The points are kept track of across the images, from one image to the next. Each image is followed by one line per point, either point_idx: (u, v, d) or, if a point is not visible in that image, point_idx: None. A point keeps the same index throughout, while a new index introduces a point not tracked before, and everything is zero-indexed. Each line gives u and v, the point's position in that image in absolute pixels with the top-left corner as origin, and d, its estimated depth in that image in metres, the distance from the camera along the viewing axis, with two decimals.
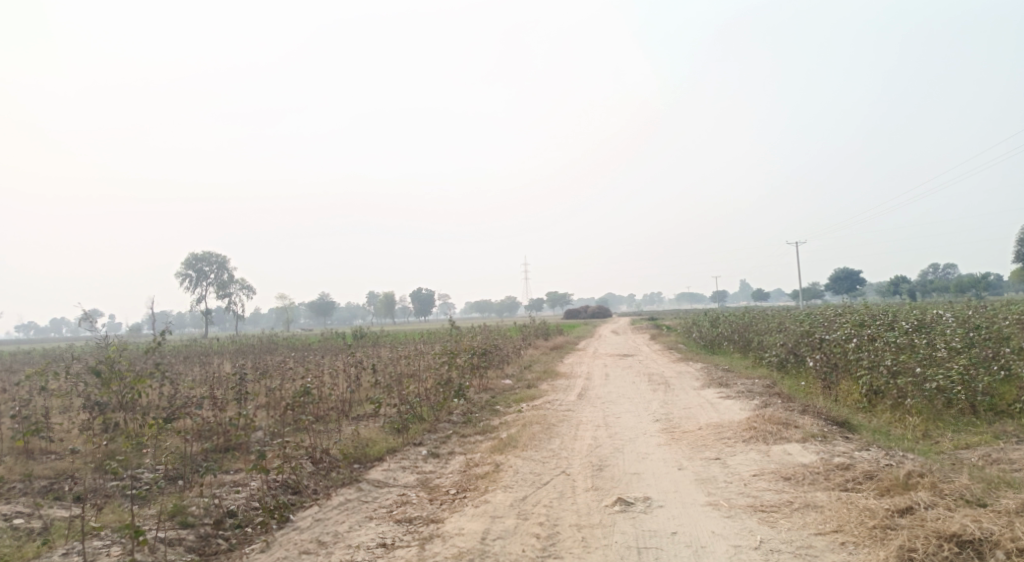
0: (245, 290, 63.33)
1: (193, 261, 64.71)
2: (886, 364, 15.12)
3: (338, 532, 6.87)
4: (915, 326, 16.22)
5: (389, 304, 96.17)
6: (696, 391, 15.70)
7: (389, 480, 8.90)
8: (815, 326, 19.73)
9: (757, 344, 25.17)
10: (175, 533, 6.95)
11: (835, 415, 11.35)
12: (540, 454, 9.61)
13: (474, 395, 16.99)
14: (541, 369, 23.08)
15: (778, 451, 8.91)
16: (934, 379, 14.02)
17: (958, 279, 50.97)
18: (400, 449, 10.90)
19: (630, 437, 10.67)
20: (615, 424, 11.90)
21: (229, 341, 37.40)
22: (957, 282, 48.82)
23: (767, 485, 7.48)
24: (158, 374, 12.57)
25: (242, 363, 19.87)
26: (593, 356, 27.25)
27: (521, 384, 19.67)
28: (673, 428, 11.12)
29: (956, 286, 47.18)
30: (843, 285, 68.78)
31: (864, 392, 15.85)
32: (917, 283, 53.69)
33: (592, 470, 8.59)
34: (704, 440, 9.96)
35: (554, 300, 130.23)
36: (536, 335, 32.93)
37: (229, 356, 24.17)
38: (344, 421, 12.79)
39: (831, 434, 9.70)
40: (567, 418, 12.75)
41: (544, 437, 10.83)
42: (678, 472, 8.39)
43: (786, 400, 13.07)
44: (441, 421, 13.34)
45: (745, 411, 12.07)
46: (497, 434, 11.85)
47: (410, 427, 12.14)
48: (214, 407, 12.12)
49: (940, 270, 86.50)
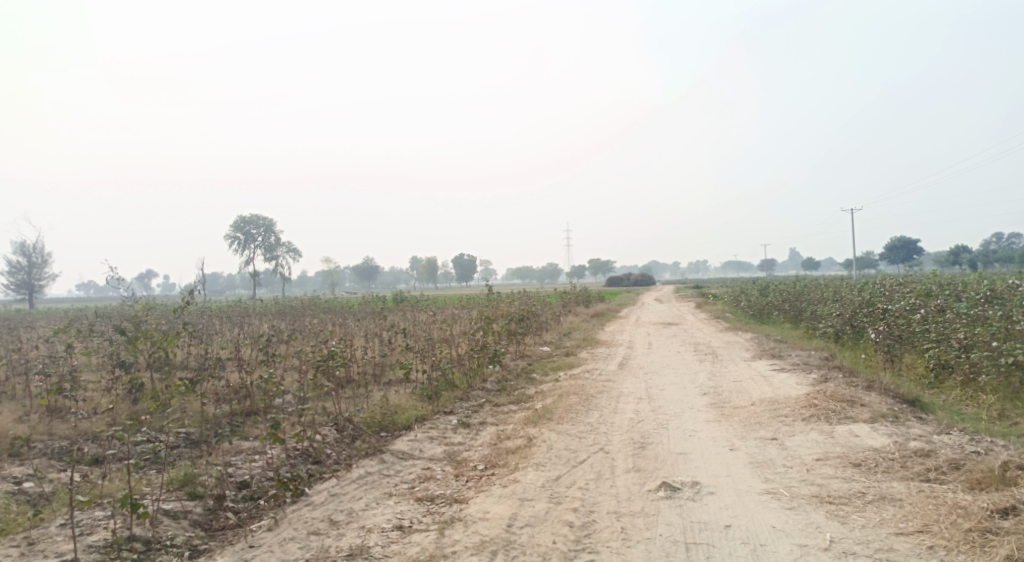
0: (291, 254, 63.91)
1: (241, 224, 65.28)
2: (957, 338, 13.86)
3: (353, 510, 6.26)
4: (987, 298, 14.87)
5: (432, 269, 96.28)
6: (746, 363, 14.74)
7: (416, 452, 8.28)
8: (876, 296, 18.42)
9: (810, 315, 23.89)
10: (180, 505, 6.44)
11: (904, 392, 10.33)
12: (577, 429, 8.88)
13: (510, 362, 16.34)
14: (581, 336, 22.29)
15: (843, 433, 8.01)
16: (1012, 354, 12.74)
17: (1023, 250, 48.25)
18: (430, 418, 10.27)
19: (676, 412, 9.85)
20: (659, 397, 11.08)
21: (270, 303, 37.51)
22: (1021, 253, 46.11)
23: (833, 472, 6.61)
24: (185, 333, 12.16)
25: (278, 325, 19.53)
26: (636, 324, 26.35)
27: (560, 352, 18.96)
28: (723, 403, 10.26)
29: (1020, 256, 44.58)
30: (898, 255, 65.96)
31: (931, 367, 14.63)
32: (977, 253, 51.02)
33: (633, 448, 7.83)
34: (758, 417, 9.09)
35: (597, 267, 128.91)
36: (577, 301, 32.09)
37: (267, 318, 24.00)
38: (374, 387, 12.25)
39: (903, 415, 8.73)
40: (607, 388, 11.98)
41: (582, 410, 10.09)
42: (730, 453, 7.57)
43: (847, 375, 12.03)
44: (475, 388, 12.72)
45: (802, 385, 11.13)
46: (532, 404, 11.16)
47: (442, 395, 11.52)
48: (240, 368, 11.66)
49: (1002, 242, 82.51)
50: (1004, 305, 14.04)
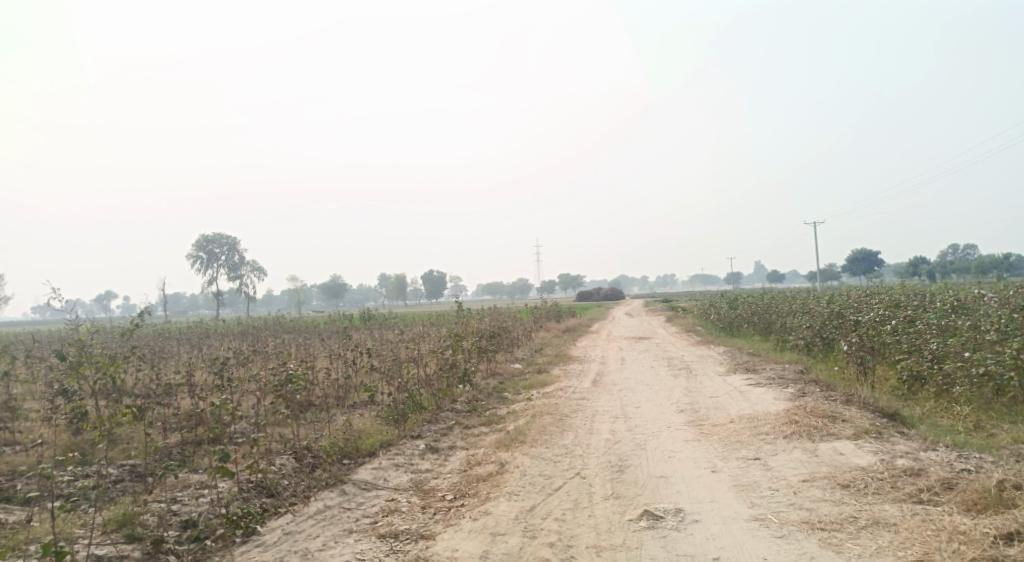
0: (257, 273, 62.73)
1: (204, 243, 63.84)
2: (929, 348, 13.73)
3: (308, 551, 5.75)
4: (956, 308, 14.83)
5: (401, 286, 95.30)
6: (721, 378, 14.45)
7: (379, 481, 7.76)
8: (845, 308, 18.31)
9: (780, 327, 23.79)
10: (117, 549, 5.86)
11: (883, 406, 10.10)
12: (551, 452, 8.43)
13: (481, 380, 15.86)
14: (553, 352, 21.88)
15: (827, 451, 7.71)
16: (983, 364, 12.63)
17: (980, 260, 49.24)
18: (395, 443, 9.74)
19: (653, 431, 9.47)
20: (635, 415, 10.70)
21: (234, 323, 36.58)
22: (977, 264, 46.98)
23: (821, 495, 6.27)
24: (133, 358, 11.47)
25: (238, 345, 18.76)
26: (608, 339, 26.03)
27: (532, 369, 18.53)
28: (701, 421, 9.92)
29: (976, 266, 45.48)
30: (860, 267, 66.96)
31: (904, 378, 14.49)
32: (936, 264, 51.96)
33: (611, 473, 7.42)
34: (738, 435, 8.76)
35: (567, 282, 129.05)
36: (547, 317, 31.74)
37: (228, 339, 23.14)
38: (337, 410, 11.68)
39: (886, 431, 8.45)
40: (582, 407, 11.57)
41: (556, 431, 9.65)
42: (713, 475, 7.19)
43: (824, 389, 11.79)
44: (444, 409, 12.22)
45: (780, 401, 10.84)
46: (504, 425, 10.71)
47: (409, 418, 11.00)
48: (192, 394, 11.01)
49: (959, 253, 84.36)
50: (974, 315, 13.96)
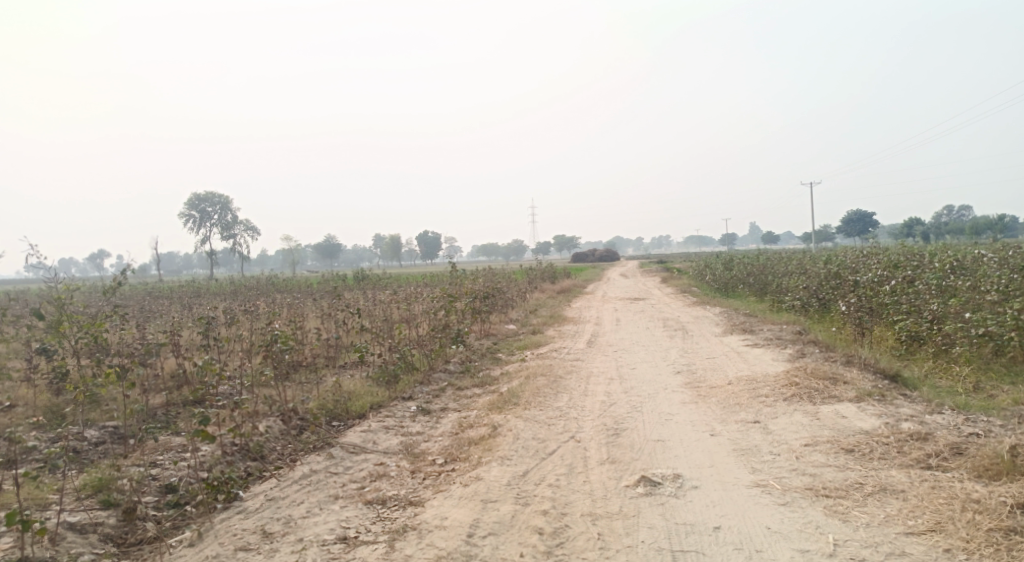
0: (249, 233, 62.16)
1: (196, 201, 63.02)
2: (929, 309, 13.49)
3: (291, 518, 5.51)
4: (956, 268, 14.55)
5: (395, 247, 94.82)
6: (718, 339, 14.23)
7: (368, 444, 7.50)
8: (843, 268, 18.01)
9: (776, 288, 23.54)
10: (92, 516, 5.62)
11: (884, 367, 9.88)
12: (545, 415, 8.19)
13: (474, 341, 15.59)
14: (548, 313, 21.62)
15: (829, 414, 7.49)
16: (984, 324, 12.40)
17: (974, 222, 48.97)
18: (386, 405, 9.48)
19: (650, 393, 9.23)
20: (631, 377, 10.47)
21: (226, 283, 36.18)
22: (972, 225, 46.66)
23: (824, 461, 6.05)
24: (116, 317, 11.12)
25: (228, 305, 18.40)
26: (603, 300, 25.79)
27: (526, 330, 18.29)
28: (698, 383, 9.69)
29: (971, 228, 45.25)
30: (856, 228, 66.65)
31: (903, 339, 14.28)
32: (931, 225, 51.73)
33: (607, 436, 7.18)
34: (737, 398, 8.53)
35: (562, 243, 128.60)
36: (542, 277, 31.45)
37: (218, 300, 22.79)
38: (327, 371, 11.41)
39: (889, 393, 8.22)
40: (576, 369, 11.33)
41: (551, 392, 9.41)
42: (712, 439, 6.96)
43: (823, 350, 11.57)
44: (436, 370, 11.96)
45: (779, 362, 10.60)
46: (497, 387, 10.46)
47: (399, 379, 10.74)
48: (177, 354, 10.70)
49: (954, 214, 84.04)
50: (975, 275, 13.67)
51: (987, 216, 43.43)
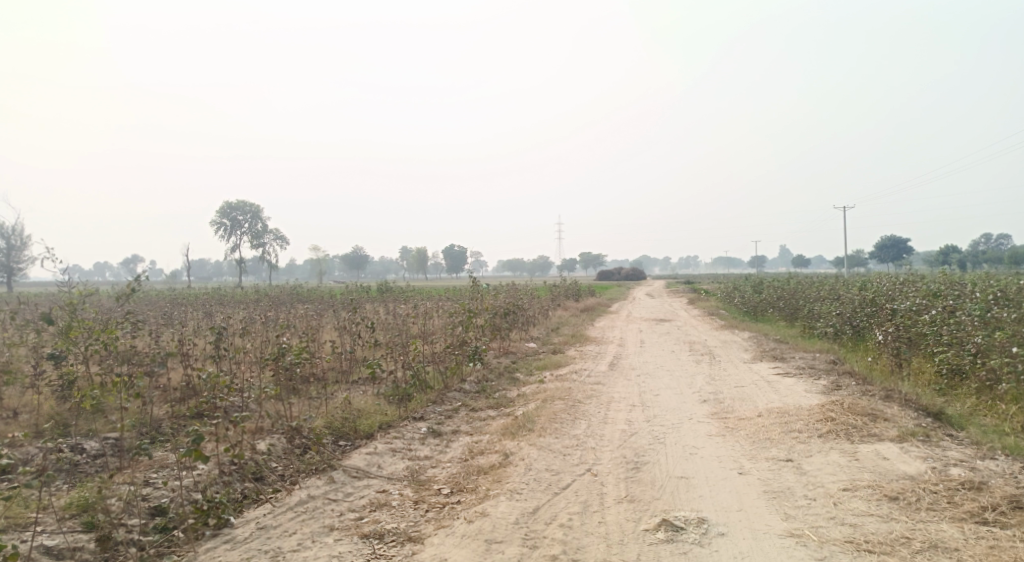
0: (278, 242, 62.68)
1: (227, 209, 63.70)
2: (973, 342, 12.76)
3: (281, 551, 5.11)
4: (1002, 299, 13.79)
5: (421, 260, 94.92)
6: (747, 366, 13.62)
7: (372, 468, 7.08)
8: (879, 295, 17.27)
9: (807, 314, 22.76)
10: (70, 541, 5.27)
11: (925, 404, 9.26)
12: (561, 443, 7.71)
13: (492, 360, 15.14)
14: (570, 332, 21.11)
15: (869, 455, 6.92)
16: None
17: (1013, 251, 47.43)
18: (395, 426, 9.06)
19: (674, 423, 8.70)
20: (654, 404, 9.95)
21: (251, 291, 36.25)
22: (1010, 254, 45.28)
23: (865, 509, 5.52)
24: (126, 324, 10.85)
25: (246, 314, 18.18)
26: (628, 320, 25.19)
27: (546, 349, 17.81)
28: (725, 414, 9.14)
29: (1009, 257, 43.90)
30: (889, 254, 65.15)
31: (943, 372, 13.54)
32: (967, 254, 50.30)
33: (626, 470, 6.68)
34: (768, 432, 7.98)
35: (589, 261, 127.86)
36: (566, 295, 30.94)
37: (239, 308, 22.66)
38: (338, 388, 11.04)
39: (934, 434, 7.62)
40: (597, 393, 10.82)
41: (568, 418, 8.93)
42: (740, 478, 6.43)
43: (859, 383, 10.94)
44: (450, 390, 11.53)
45: (812, 394, 10.01)
46: (512, 410, 10.00)
47: (412, 398, 10.32)
48: (185, 364, 10.38)
49: (992, 243, 81.82)
50: (1023, 307, 12.89)
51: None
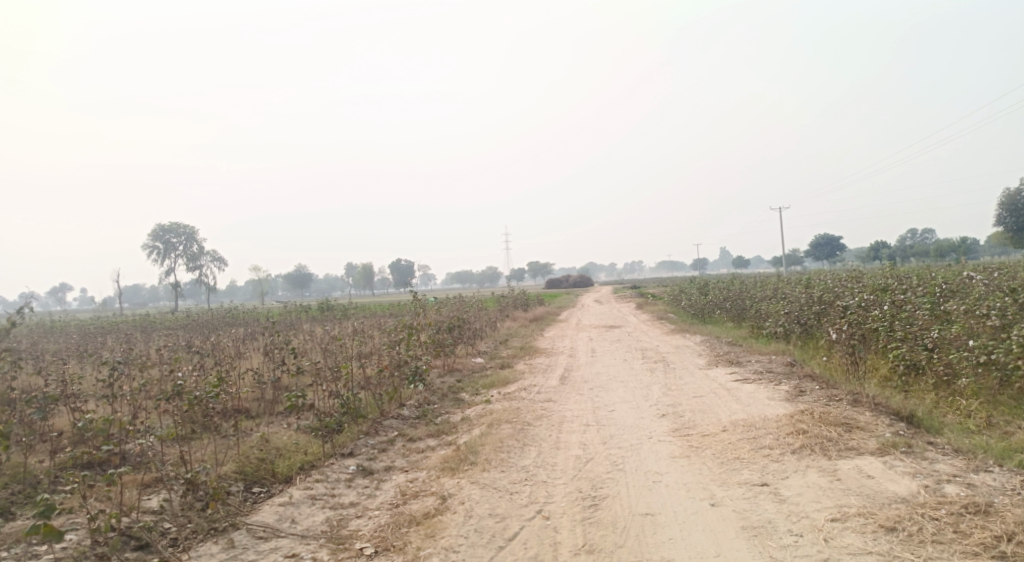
0: (215, 263, 60.19)
1: (160, 232, 60.79)
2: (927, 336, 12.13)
3: None
4: (948, 291, 13.31)
5: (366, 275, 92.88)
6: (703, 373, 12.89)
7: (283, 523, 5.98)
8: (828, 293, 16.72)
9: (755, 314, 22.28)
10: None
11: (895, 408, 8.61)
12: (508, 478, 6.72)
13: (435, 379, 14.06)
14: (519, 345, 20.14)
15: (853, 474, 6.19)
16: (988, 351, 11.03)
17: (941, 244, 48.54)
18: (318, 466, 7.93)
19: (633, 444, 7.82)
20: (610, 422, 9.06)
21: (181, 315, 34.14)
22: (937, 246, 46.42)
23: (861, 547, 4.76)
24: (2, 361, 9.33)
25: (165, 342, 16.65)
26: (578, 329, 24.36)
27: (493, 364, 16.80)
28: (688, 430, 8.33)
29: (936, 249, 45.07)
30: (824, 252, 66.52)
31: (898, 369, 12.91)
32: (897, 249, 51.40)
33: (582, 509, 5.74)
34: (737, 450, 7.19)
35: (535, 270, 127.71)
36: (514, 305, 30.02)
37: (163, 336, 20.99)
38: (257, 425, 9.81)
39: (916, 444, 6.94)
40: (547, 412, 9.89)
41: (516, 445, 7.96)
42: (713, 510, 5.59)
43: (822, 388, 10.27)
44: (386, 417, 10.41)
45: (777, 403, 9.29)
46: (455, 438, 8.98)
47: (341, 431, 9.19)
48: (73, 406, 8.97)
49: (919, 237, 84.48)
50: (971, 298, 12.36)
51: (952, 239, 43.21)
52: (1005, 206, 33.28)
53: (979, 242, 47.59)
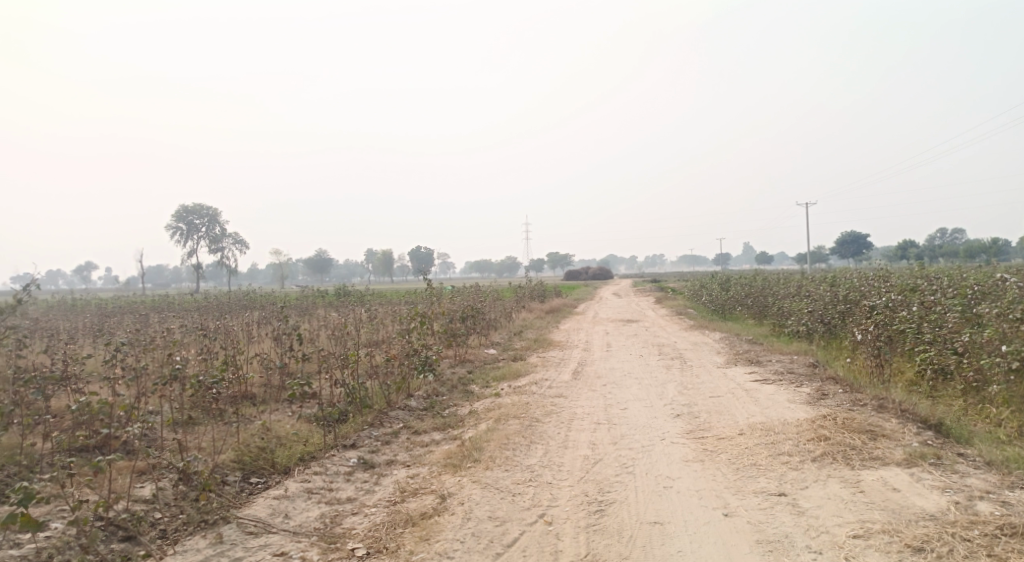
0: (236, 246, 60.51)
1: (183, 214, 61.20)
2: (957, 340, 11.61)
3: None
4: (980, 294, 12.76)
5: (386, 263, 92.99)
6: (720, 372, 12.51)
7: (275, 518, 5.76)
8: (853, 292, 16.20)
9: (776, 312, 21.76)
10: None
11: (923, 416, 8.19)
12: (511, 478, 6.44)
13: (446, 370, 13.82)
14: (534, 336, 19.83)
15: (877, 486, 5.83)
16: (1021, 356, 10.51)
17: (968, 244, 47.56)
18: (318, 458, 7.71)
19: (644, 445, 7.50)
20: (622, 421, 8.74)
21: (200, 297, 34.28)
22: (965, 247, 45.32)
23: None
24: (6, 339, 9.20)
25: (178, 325, 16.57)
26: (595, 322, 24.00)
27: (507, 356, 16.52)
28: (703, 432, 7.99)
29: (963, 250, 44.02)
30: (848, 250, 65.39)
31: (925, 373, 12.41)
32: (924, 248, 50.34)
33: (587, 515, 5.45)
34: (754, 455, 6.84)
35: (555, 261, 127.35)
36: (531, 296, 29.72)
37: (177, 318, 20.92)
38: (261, 411, 9.62)
39: (945, 456, 6.55)
40: (558, 409, 9.59)
41: (523, 443, 7.68)
42: (726, 521, 5.27)
43: (845, 392, 9.85)
44: (393, 408, 10.17)
45: (797, 406, 8.91)
46: (461, 432, 8.71)
47: (346, 421, 8.96)
48: (75, 387, 8.82)
49: (946, 237, 82.86)
50: (1004, 300, 11.79)
51: (981, 240, 42.10)
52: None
53: (1008, 244, 46.44)
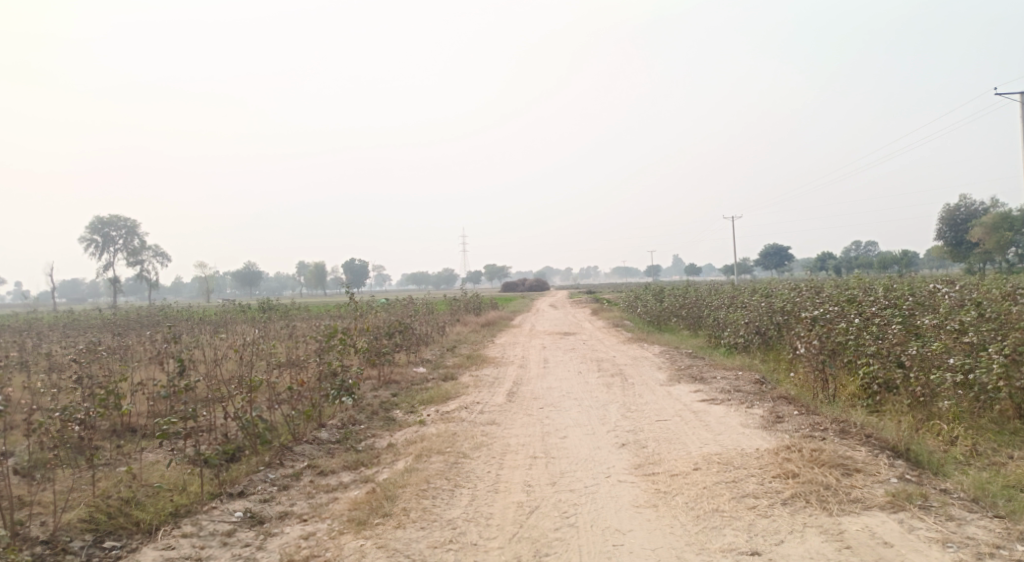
0: (156, 258, 57.17)
1: (98, 224, 57.21)
2: (899, 352, 10.47)
3: None
4: (916, 305, 11.73)
5: (318, 275, 90.44)
6: (665, 391, 11.59)
7: None
8: (789, 303, 15.49)
9: (712, 323, 21.15)
10: None
11: (889, 444, 7.35)
12: (428, 540, 5.28)
13: (367, 394, 12.46)
14: (466, 353, 18.61)
15: (866, 540, 4.92)
16: (966, 367, 9.35)
17: (883, 256, 49.03)
18: (193, 513, 6.32)
19: (588, 486, 6.41)
20: (562, 454, 7.63)
21: (106, 313, 31.61)
22: (881, 258, 46.69)
23: None
24: None
25: (63, 346, 14.60)
26: (530, 335, 22.94)
27: (436, 375, 15.24)
28: (654, 466, 6.96)
29: (880, 261, 45.27)
30: (772, 262, 66.73)
31: (864, 387, 11.14)
32: (842, 260, 51.69)
33: None
34: (716, 497, 5.85)
35: (491, 273, 126.78)
36: (465, 309, 28.49)
37: (70, 337, 18.74)
38: (133, 454, 8.08)
39: (931, 494, 5.70)
40: (489, 440, 8.42)
41: (445, 487, 6.49)
42: None
43: (796, 415, 8.96)
44: (297, 443, 8.76)
45: (754, 433, 8.00)
46: (375, 472, 7.44)
47: (235, 465, 7.55)
48: None
49: (863, 249, 86.18)
50: (941, 310, 10.69)
51: (898, 252, 43.27)
52: (945, 222, 33.40)
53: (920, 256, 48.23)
